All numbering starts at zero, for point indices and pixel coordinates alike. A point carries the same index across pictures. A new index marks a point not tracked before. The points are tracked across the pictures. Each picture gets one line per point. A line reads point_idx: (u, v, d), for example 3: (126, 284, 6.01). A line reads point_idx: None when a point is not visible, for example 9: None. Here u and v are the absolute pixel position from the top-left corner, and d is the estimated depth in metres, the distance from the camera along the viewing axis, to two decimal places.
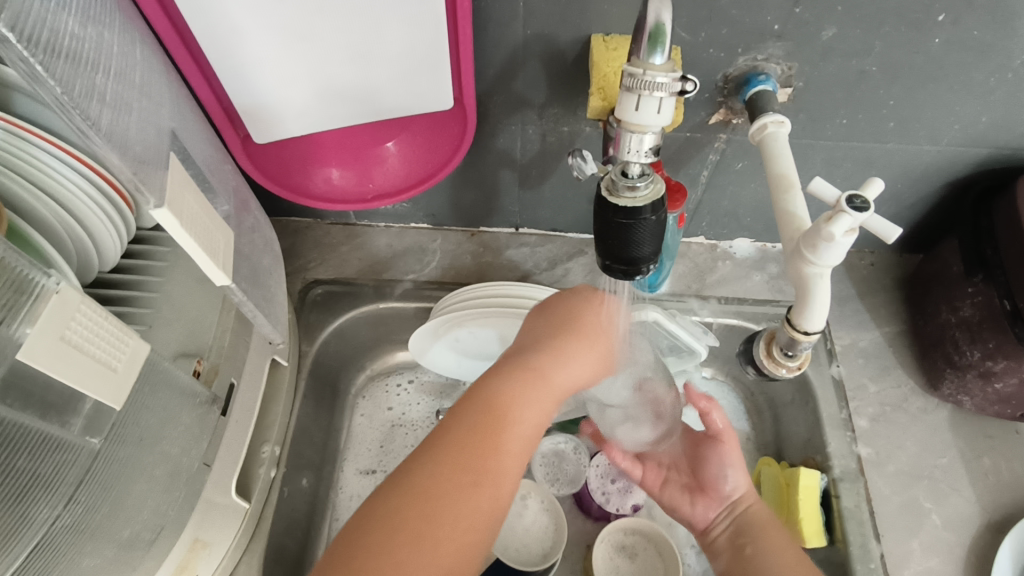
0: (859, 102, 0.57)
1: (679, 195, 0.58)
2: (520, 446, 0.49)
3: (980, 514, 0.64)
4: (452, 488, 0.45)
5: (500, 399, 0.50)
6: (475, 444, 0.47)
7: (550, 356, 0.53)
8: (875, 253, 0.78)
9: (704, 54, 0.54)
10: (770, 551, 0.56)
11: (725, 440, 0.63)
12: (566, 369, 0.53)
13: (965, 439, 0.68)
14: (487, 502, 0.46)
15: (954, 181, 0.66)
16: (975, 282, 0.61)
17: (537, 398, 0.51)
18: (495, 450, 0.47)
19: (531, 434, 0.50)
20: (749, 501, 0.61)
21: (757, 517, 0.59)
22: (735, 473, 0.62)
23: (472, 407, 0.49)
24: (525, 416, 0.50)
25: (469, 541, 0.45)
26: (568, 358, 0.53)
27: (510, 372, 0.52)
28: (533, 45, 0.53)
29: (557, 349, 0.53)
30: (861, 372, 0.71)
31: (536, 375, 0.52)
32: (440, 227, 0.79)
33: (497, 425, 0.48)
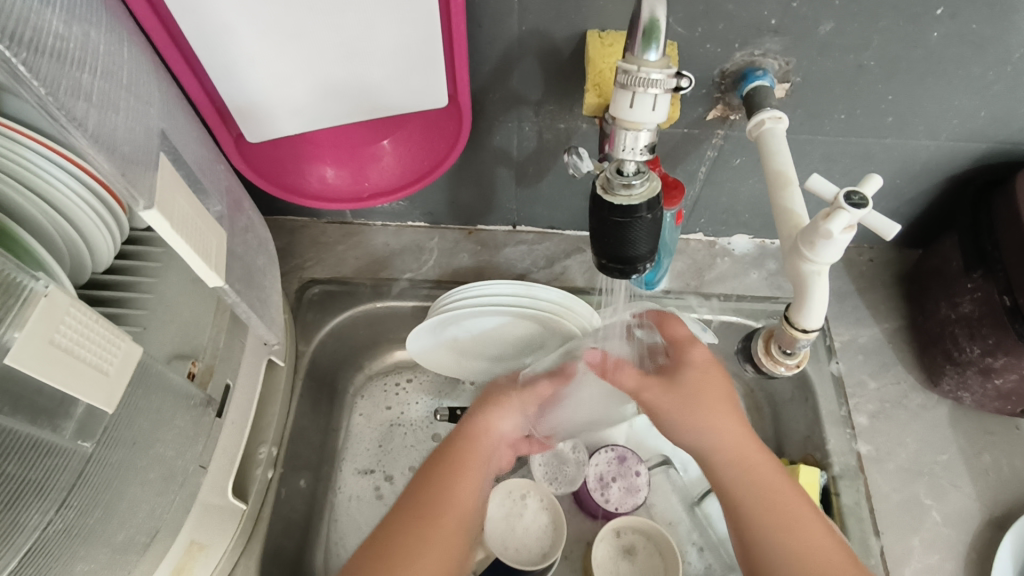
0: (857, 97, 0.57)
1: (676, 192, 0.57)
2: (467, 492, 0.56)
3: (981, 510, 0.64)
4: (410, 535, 0.51)
5: (442, 462, 0.58)
6: (423, 499, 0.54)
7: (490, 404, 0.65)
8: (875, 248, 0.78)
9: (700, 49, 0.53)
10: (765, 528, 0.49)
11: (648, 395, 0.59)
12: (502, 417, 0.64)
13: (966, 435, 0.67)
14: (444, 543, 0.52)
15: (953, 176, 0.65)
16: (975, 277, 0.61)
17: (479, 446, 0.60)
18: (443, 496, 0.54)
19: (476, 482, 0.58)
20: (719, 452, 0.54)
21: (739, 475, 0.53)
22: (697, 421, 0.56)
23: (419, 477, 0.57)
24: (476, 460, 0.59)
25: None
26: (498, 409, 0.64)
27: (447, 445, 0.60)
28: (528, 41, 0.53)
29: (485, 406, 0.64)
30: (861, 369, 0.71)
31: (471, 436, 0.61)
32: (437, 226, 0.78)
33: (441, 480, 0.55)
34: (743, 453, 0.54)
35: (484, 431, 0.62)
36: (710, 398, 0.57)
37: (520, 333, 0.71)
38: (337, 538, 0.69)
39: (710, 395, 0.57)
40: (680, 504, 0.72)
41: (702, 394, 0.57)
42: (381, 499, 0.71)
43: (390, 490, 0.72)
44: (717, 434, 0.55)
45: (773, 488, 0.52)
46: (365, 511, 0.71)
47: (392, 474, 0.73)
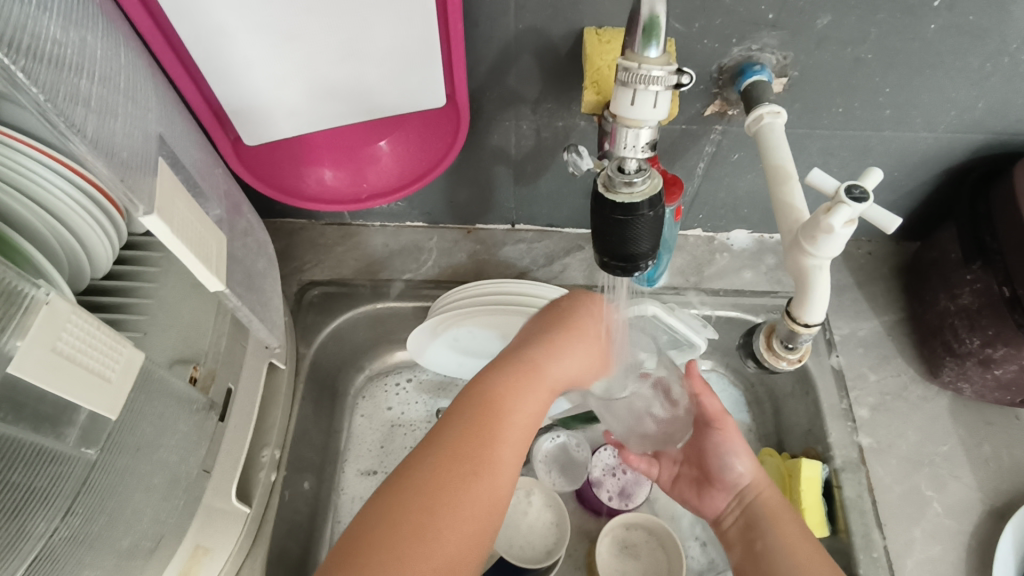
0: (855, 91, 0.57)
1: (675, 188, 0.57)
2: (511, 443, 0.49)
3: (982, 500, 0.64)
4: (457, 464, 0.46)
5: (486, 408, 0.49)
6: (470, 431, 0.48)
7: (542, 350, 0.55)
8: (873, 241, 0.78)
9: (698, 45, 0.53)
10: (779, 535, 0.56)
11: (723, 428, 0.63)
12: (559, 361, 0.55)
13: (966, 425, 0.68)
14: (490, 488, 0.46)
15: (950, 168, 0.65)
16: (974, 268, 0.61)
17: (526, 398, 0.51)
18: (491, 438, 0.48)
19: (517, 435, 0.50)
20: (758, 488, 0.60)
21: (769, 506, 0.58)
22: (737, 458, 0.62)
23: (456, 411, 0.50)
24: (520, 410, 0.50)
25: (485, 517, 0.46)
26: (554, 357, 0.55)
27: (485, 384, 0.51)
28: (525, 39, 0.52)
29: (545, 352, 0.55)
30: (861, 362, 0.71)
31: (519, 384, 0.52)
32: (436, 225, 0.78)
33: (476, 437, 0.48)
34: (775, 504, 0.58)
35: (534, 377, 0.53)
36: (744, 451, 0.62)
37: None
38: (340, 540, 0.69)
39: (741, 445, 0.62)
40: None
41: (734, 439, 0.63)
42: None
43: None
44: (749, 472, 0.61)
45: (782, 500, 0.59)
46: None
47: None
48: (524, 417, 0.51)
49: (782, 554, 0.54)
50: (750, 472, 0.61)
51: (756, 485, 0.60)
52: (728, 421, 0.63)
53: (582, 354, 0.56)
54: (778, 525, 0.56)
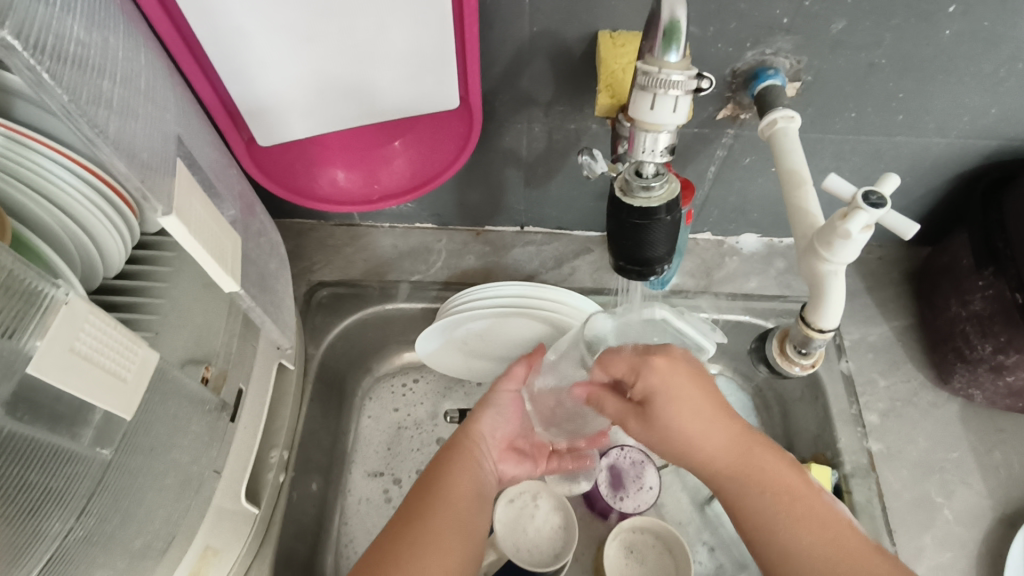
0: (868, 96, 0.57)
1: (688, 191, 0.58)
2: (466, 480, 0.57)
3: (993, 508, 0.64)
4: (420, 503, 0.54)
5: (447, 457, 0.59)
6: (425, 481, 0.57)
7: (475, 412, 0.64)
8: (883, 246, 0.78)
9: (712, 48, 0.53)
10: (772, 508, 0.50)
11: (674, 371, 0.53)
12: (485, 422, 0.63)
13: (976, 432, 0.67)
14: (442, 519, 0.53)
15: (962, 173, 0.65)
16: (986, 275, 0.61)
17: (461, 475, 0.57)
18: (446, 478, 0.57)
19: (475, 478, 0.58)
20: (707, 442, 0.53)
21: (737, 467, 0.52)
22: (684, 411, 0.53)
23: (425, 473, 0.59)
24: (456, 479, 0.57)
25: (449, 535, 0.52)
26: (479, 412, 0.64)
27: (443, 450, 0.61)
28: (539, 42, 0.52)
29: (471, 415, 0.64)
30: (871, 367, 0.71)
31: (466, 444, 0.61)
32: (445, 227, 0.78)
33: (417, 502, 0.55)
34: (741, 446, 0.53)
35: (463, 444, 0.60)
36: (688, 388, 0.53)
37: (531, 335, 0.71)
38: (347, 541, 0.69)
39: (690, 387, 0.53)
40: (690, 504, 0.72)
41: (679, 381, 0.53)
42: (390, 502, 0.71)
43: (399, 493, 0.72)
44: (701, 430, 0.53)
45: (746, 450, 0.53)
46: (376, 513, 0.71)
47: (400, 477, 0.73)
48: (474, 471, 0.59)
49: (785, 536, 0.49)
50: (694, 418, 0.53)
51: (709, 432, 0.53)
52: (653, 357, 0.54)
53: (494, 405, 0.65)
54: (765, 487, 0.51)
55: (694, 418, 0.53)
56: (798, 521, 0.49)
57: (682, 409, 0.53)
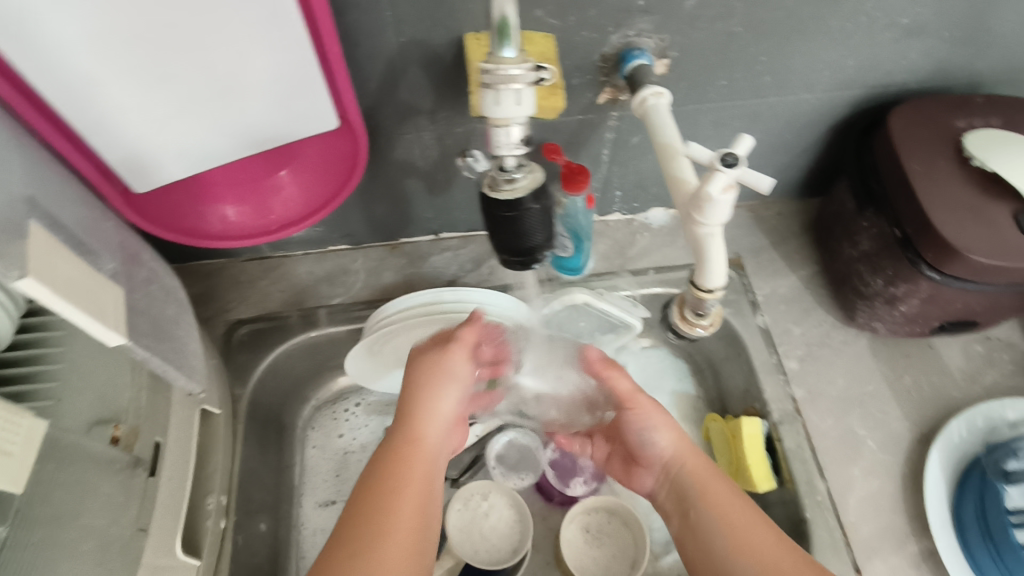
0: (732, 63, 0.60)
1: (580, 177, 0.62)
2: (417, 492, 0.51)
3: (911, 430, 0.68)
4: (370, 517, 0.48)
5: (380, 481, 0.50)
6: (366, 519, 0.48)
7: (419, 398, 0.55)
8: (781, 202, 0.82)
9: (577, 37, 0.55)
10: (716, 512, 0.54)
11: (638, 403, 0.63)
12: (437, 400, 0.56)
13: (887, 362, 0.72)
14: (407, 507, 0.49)
15: (836, 124, 0.69)
16: (868, 215, 0.65)
17: (408, 492, 0.50)
18: (378, 536, 0.47)
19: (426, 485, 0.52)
20: (679, 458, 0.59)
21: (693, 474, 0.58)
22: (656, 434, 0.61)
23: (369, 475, 0.51)
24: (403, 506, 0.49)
25: (418, 512, 0.50)
26: (424, 395, 0.55)
27: (378, 461, 0.52)
28: (409, 52, 0.53)
29: (414, 393, 0.56)
30: (784, 317, 0.74)
31: (409, 443, 0.53)
32: (360, 246, 0.78)
33: (357, 544, 0.47)
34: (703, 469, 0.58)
35: (407, 465, 0.52)
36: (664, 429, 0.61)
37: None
38: None
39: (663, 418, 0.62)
40: None
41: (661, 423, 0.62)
42: None
43: None
44: (669, 444, 0.60)
45: (706, 464, 0.59)
46: None
47: None
48: (430, 454, 0.54)
49: (714, 521, 0.54)
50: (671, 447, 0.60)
51: (681, 456, 0.60)
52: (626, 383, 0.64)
53: (448, 384, 0.57)
54: (712, 497, 0.56)
55: (670, 446, 0.60)
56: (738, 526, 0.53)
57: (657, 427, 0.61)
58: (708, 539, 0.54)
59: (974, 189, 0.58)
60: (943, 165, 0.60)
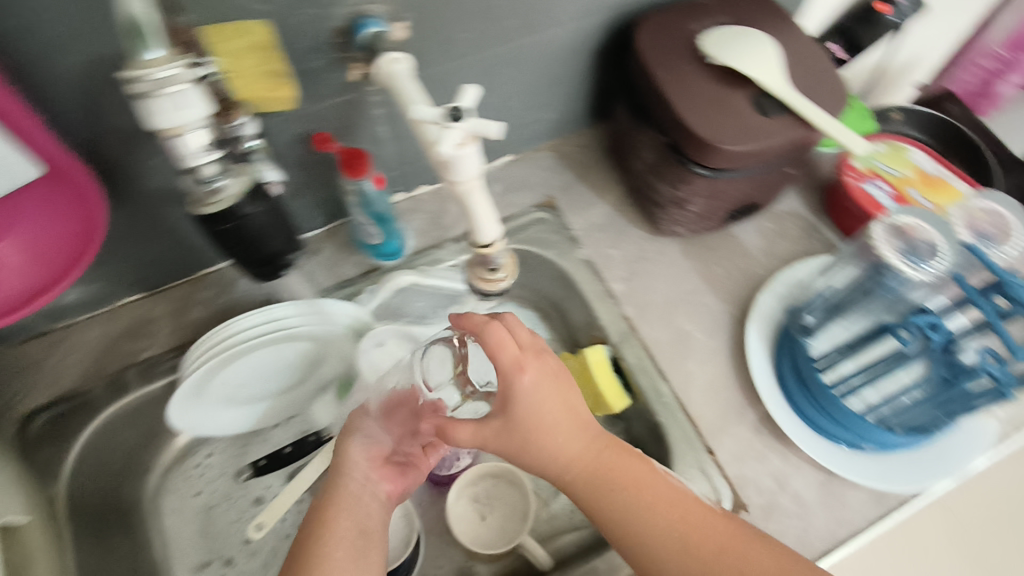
0: (473, 12, 0.58)
1: (359, 160, 0.61)
2: (357, 523, 0.54)
3: (730, 314, 0.74)
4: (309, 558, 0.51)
5: (316, 522, 0.53)
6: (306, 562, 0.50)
7: (344, 450, 0.59)
8: (578, 134, 0.84)
9: (297, 18, 0.50)
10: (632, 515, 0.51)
11: (506, 427, 0.52)
12: (359, 444, 0.60)
13: (698, 259, 0.77)
14: (343, 539, 0.52)
15: (597, 49, 0.71)
16: (644, 131, 0.68)
17: (342, 522, 0.53)
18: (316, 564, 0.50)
19: (360, 514, 0.55)
20: (570, 471, 0.53)
21: (589, 487, 0.52)
22: (546, 449, 0.52)
23: (304, 530, 0.54)
24: (337, 538, 0.52)
25: (353, 541, 0.53)
26: (347, 450, 0.59)
27: (315, 508, 0.55)
28: (97, 73, 0.47)
29: (340, 448, 0.59)
30: (603, 244, 0.77)
31: (341, 486, 0.56)
32: (155, 291, 0.71)
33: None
34: (599, 468, 0.52)
35: (343, 501, 0.55)
36: (550, 401, 0.52)
37: (287, 354, 0.69)
38: None
39: (549, 389, 0.52)
40: None
41: (541, 395, 0.52)
42: None
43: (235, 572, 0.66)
44: (560, 455, 0.52)
45: (602, 467, 0.53)
46: None
47: (231, 556, 0.67)
48: (365, 490, 0.57)
49: (638, 526, 0.51)
50: (562, 460, 0.52)
51: (575, 466, 0.52)
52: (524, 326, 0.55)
53: (364, 436, 0.60)
54: (626, 502, 0.51)
55: (560, 461, 0.52)
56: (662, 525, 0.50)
57: (536, 449, 0.52)
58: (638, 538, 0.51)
59: (718, 85, 0.63)
60: (689, 69, 0.64)
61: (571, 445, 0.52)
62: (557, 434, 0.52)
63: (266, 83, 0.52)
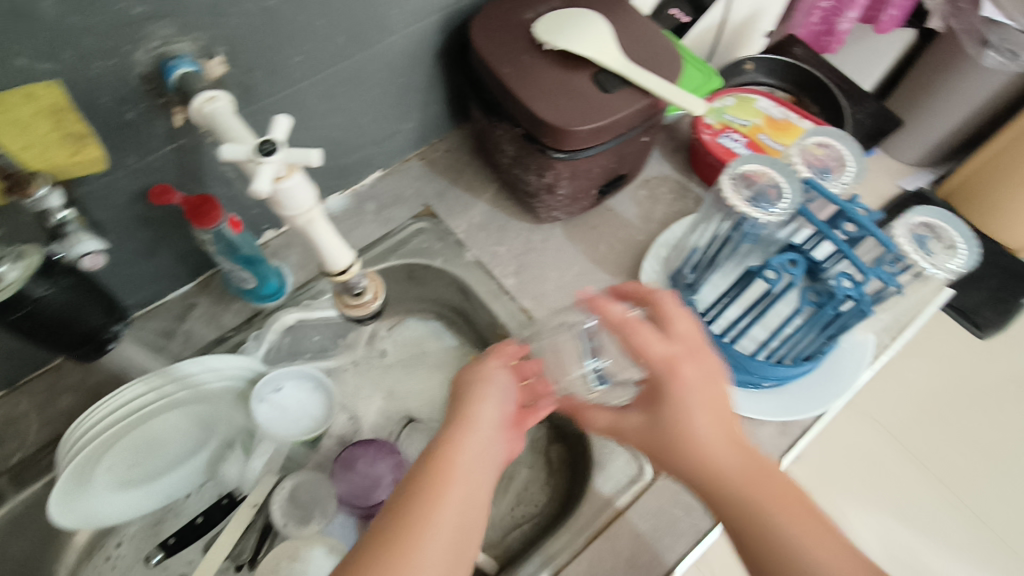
0: (296, 35, 0.56)
1: (208, 206, 0.58)
2: (449, 523, 0.41)
3: (621, 286, 0.76)
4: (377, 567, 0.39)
5: (404, 508, 0.41)
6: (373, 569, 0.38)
7: (472, 395, 0.48)
8: (444, 138, 0.83)
9: (92, 71, 0.46)
10: (781, 529, 0.44)
11: (674, 393, 0.46)
12: (484, 405, 0.48)
13: (582, 238, 0.79)
14: (432, 541, 0.40)
15: (439, 51, 0.70)
16: (500, 125, 0.68)
17: (435, 514, 0.41)
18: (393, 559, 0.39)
19: (457, 508, 0.42)
20: (718, 469, 0.45)
21: (744, 492, 0.45)
22: (699, 423, 0.46)
23: (370, 535, 0.41)
24: (433, 534, 0.40)
25: (449, 548, 0.40)
26: (467, 401, 0.48)
27: (422, 467, 0.44)
28: None
29: (456, 401, 0.49)
30: (488, 242, 0.78)
31: (449, 444, 0.45)
32: (15, 386, 0.65)
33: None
34: (782, 490, 0.45)
35: (458, 459, 0.44)
36: (706, 414, 0.46)
37: (167, 425, 0.64)
38: None
39: (706, 393, 0.46)
40: None
41: (694, 403, 0.46)
42: None
43: None
44: (706, 432, 0.46)
45: (768, 499, 0.44)
46: None
47: None
48: (464, 477, 0.43)
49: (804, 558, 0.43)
50: (716, 452, 0.46)
51: (738, 475, 0.45)
52: (682, 317, 0.49)
53: (484, 400, 0.48)
54: (785, 508, 0.44)
55: (722, 463, 0.45)
56: (806, 548, 0.43)
57: (688, 424, 0.46)
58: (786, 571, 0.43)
59: (558, 68, 0.63)
60: (527, 58, 0.64)
61: (727, 454, 0.46)
62: (702, 442, 0.46)
63: (63, 149, 0.49)
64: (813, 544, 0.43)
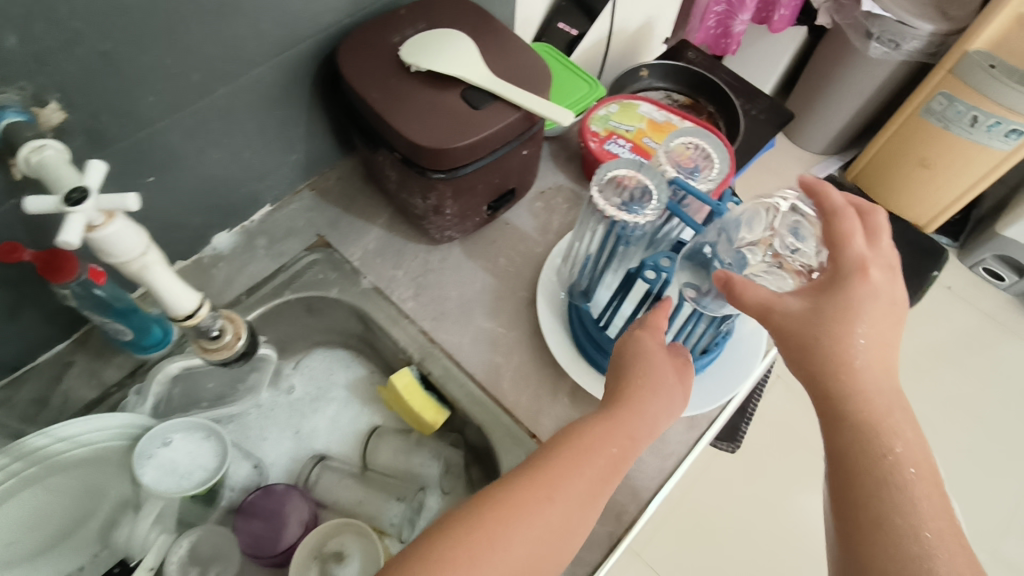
0: (143, 77, 0.53)
1: (64, 261, 0.54)
2: (577, 493, 0.50)
3: (522, 298, 0.76)
4: (503, 517, 0.47)
5: (531, 480, 0.49)
6: (502, 508, 0.47)
7: (639, 398, 0.55)
8: (335, 166, 0.82)
9: None
10: (907, 492, 0.46)
11: (858, 284, 0.49)
12: (647, 412, 0.54)
13: (480, 254, 0.78)
14: (559, 502, 0.48)
15: (313, 81, 0.68)
16: (379, 150, 0.68)
17: (577, 475, 0.50)
18: (522, 516, 0.47)
19: (584, 501, 0.50)
20: (871, 394, 0.48)
21: (881, 435, 0.48)
22: (863, 339, 0.48)
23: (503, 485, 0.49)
24: (558, 506, 0.48)
25: (564, 532, 0.48)
26: (649, 386, 0.55)
27: (558, 440, 0.52)
28: None
29: (652, 359, 0.57)
30: (386, 267, 0.77)
31: (596, 436, 0.52)
32: None
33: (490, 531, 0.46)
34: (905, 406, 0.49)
35: (598, 449, 0.52)
36: (876, 321, 0.49)
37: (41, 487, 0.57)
38: None
39: (880, 314, 0.49)
40: (351, 485, 0.72)
41: (870, 310, 0.49)
42: None
43: None
44: (865, 360, 0.48)
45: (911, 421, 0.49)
46: None
47: None
48: (617, 457, 0.52)
49: (901, 531, 0.45)
50: (886, 388, 0.49)
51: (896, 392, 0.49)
52: (883, 228, 0.53)
53: (664, 390, 0.56)
54: (917, 467, 0.47)
55: (879, 380, 0.49)
56: (925, 524, 0.45)
57: (867, 351, 0.49)
58: (883, 545, 0.45)
59: (427, 91, 0.63)
60: (394, 82, 0.64)
61: (885, 379, 0.49)
62: (860, 368, 0.48)
63: None
64: (942, 524, 0.45)
